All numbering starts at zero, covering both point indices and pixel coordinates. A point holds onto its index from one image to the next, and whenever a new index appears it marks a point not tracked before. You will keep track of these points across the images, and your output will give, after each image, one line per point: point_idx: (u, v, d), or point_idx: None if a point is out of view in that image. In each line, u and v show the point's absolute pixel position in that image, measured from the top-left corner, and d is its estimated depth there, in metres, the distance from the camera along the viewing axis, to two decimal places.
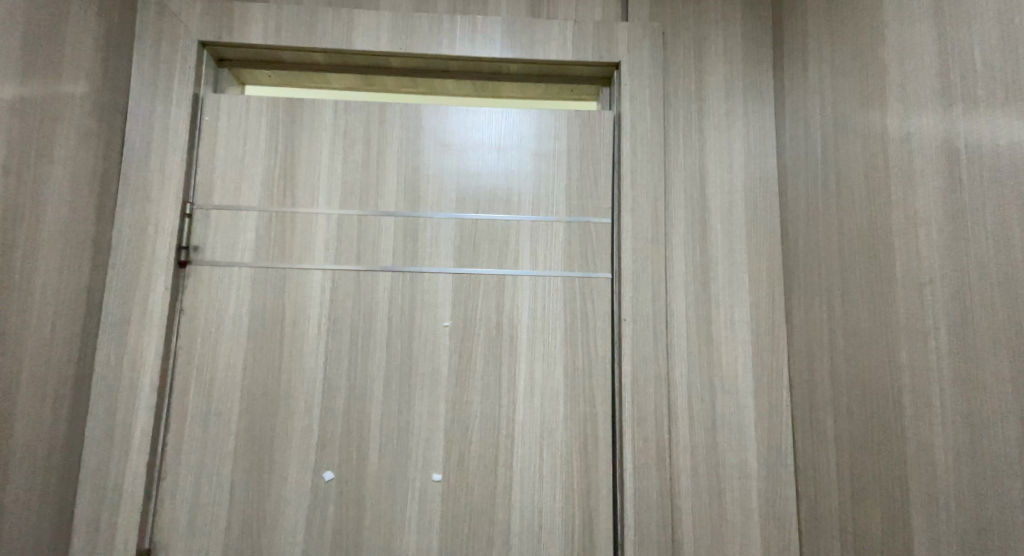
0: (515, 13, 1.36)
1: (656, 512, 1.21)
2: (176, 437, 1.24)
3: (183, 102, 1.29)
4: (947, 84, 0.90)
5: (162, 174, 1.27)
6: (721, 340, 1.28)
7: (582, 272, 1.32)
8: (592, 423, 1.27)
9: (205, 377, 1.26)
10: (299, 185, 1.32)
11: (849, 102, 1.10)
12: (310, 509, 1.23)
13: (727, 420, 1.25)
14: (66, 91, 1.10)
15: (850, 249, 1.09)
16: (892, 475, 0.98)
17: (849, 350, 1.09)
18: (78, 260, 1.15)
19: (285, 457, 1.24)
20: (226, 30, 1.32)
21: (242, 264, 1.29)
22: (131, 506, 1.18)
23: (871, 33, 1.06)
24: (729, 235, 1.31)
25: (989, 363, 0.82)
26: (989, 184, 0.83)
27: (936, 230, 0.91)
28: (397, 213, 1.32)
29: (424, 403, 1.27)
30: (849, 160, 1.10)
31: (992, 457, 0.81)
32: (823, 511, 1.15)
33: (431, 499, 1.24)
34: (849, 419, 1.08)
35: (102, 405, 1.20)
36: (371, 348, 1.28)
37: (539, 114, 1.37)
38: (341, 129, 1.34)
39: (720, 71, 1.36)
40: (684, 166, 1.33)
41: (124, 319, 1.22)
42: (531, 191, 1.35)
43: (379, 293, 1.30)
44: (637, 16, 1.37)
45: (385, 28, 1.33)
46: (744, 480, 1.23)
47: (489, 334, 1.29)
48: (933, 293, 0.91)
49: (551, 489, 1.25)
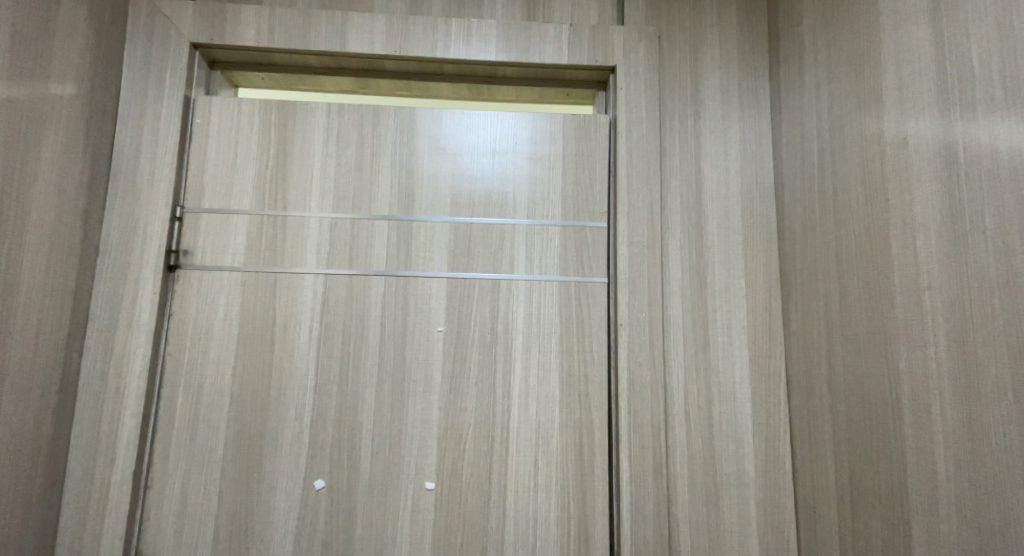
0: (510, 16, 1.35)
1: (652, 521, 1.19)
2: (163, 444, 1.22)
3: (175, 104, 1.28)
4: (945, 87, 0.89)
5: (152, 176, 1.25)
6: (719, 347, 1.26)
7: (577, 276, 1.31)
8: (588, 430, 1.25)
9: (194, 383, 1.24)
10: (292, 189, 1.30)
11: (846, 106, 1.10)
12: (301, 517, 1.20)
13: (725, 427, 1.24)
14: (54, 92, 1.09)
15: (849, 253, 1.08)
16: (892, 483, 0.97)
17: (848, 355, 1.07)
18: (64, 263, 1.13)
19: (275, 464, 1.22)
20: (218, 32, 1.30)
21: (232, 268, 1.28)
22: (117, 515, 1.15)
23: (868, 37, 1.05)
24: (727, 240, 1.29)
25: (990, 371, 0.80)
26: (989, 189, 0.82)
27: (934, 234, 0.89)
28: (391, 217, 1.31)
29: (418, 409, 1.24)
30: (847, 164, 1.09)
31: (994, 465, 0.79)
32: (822, 520, 1.13)
33: (424, 508, 1.21)
34: (848, 426, 1.07)
35: (88, 411, 1.17)
36: (363, 354, 1.26)
37: (535, 117, 1.36)
38: (334, 132, 1.32)
39: (717, 74, 1.35)
40: (680, 170, 1.31)
41: (112, 323, 1.20)
42: (526, 195, 1.33)
43: (372, 298, 1.28)
44: (633, 20, 1.37)
45: (380, 32, 1.32)
46: (743, 488, 1.21)
47: (484, 339, 1.27)
48: (932, 299, 0.89)
49: (545, 497, 1.23)
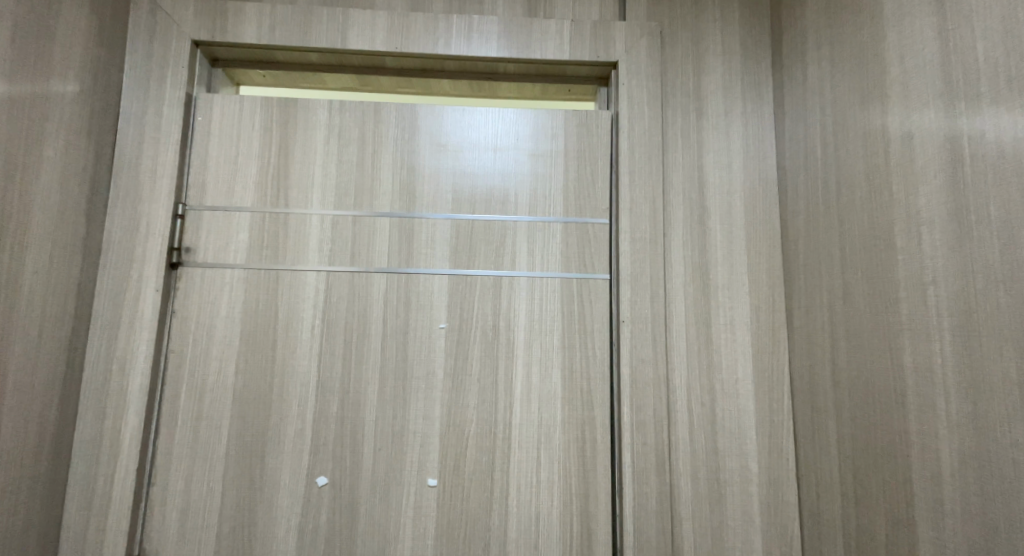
0: (512, 12, 1.35)
1: (655, 517, 1.18)
2: (166, 442, 1.22)
3: (176, 102, 1.28)
4: (949, 80, 0.89)
5: (154, 174, 1.25)
6: (721, 342, 1.26)
7: (580, 272, 1.30)
8: (591, 427, 1.25)
9: (196, 380, 1.24)
10: (293, 186, 1.30)
11: (849, 100, 1.09)
12: (303, 514, 1.20)
13: (728, 424, 1.23)
14: (55, 90, 1.09)
15: (852, 249, 1.07)
16: (898, 479, 0.96)
17: (852, 350, 1.06)
18: (67, 261, 1.13)
19: (278, 462, 1.22)
20: (219, 29, 1.30)
21: (234, 265, 1.28)
22: (121, 512, 1.15)
23: (872, 30, 1.04)
24: (729, 237, 1.29)
25: (997, 365, 0.79)
26: (994, 182, 0.81)
27: (939, 228, 0.89)
28: (393, 214, 1.31)
29: (420, 406, 1.24)
30: (850, 159, 1.08)
31: (999, 460, 0.79)
32: (825, 516, 1.13)
33: (427, 505, 1.21)
34: (852, 421, 1.06)
35: (91, 409, 1.17)
36: (365, 351, 1.26)
37: (537, 113, 1.35)
38: (336, 129, 1.32)
39: (719, 70, 1.34)
40: (682, 166, 1.31)
41: (114, 321, 1.20)
42: (527, 190, 1.33)
43: (374, 295, 1.28)
44: (635, 15, 1.36)
45: (381, 28, 1.32)
46: (746, 485, 1.21)
47: (486, 336, 1.27)
48: (936, 293, 0.89)
49: (548, 494, 1.23)
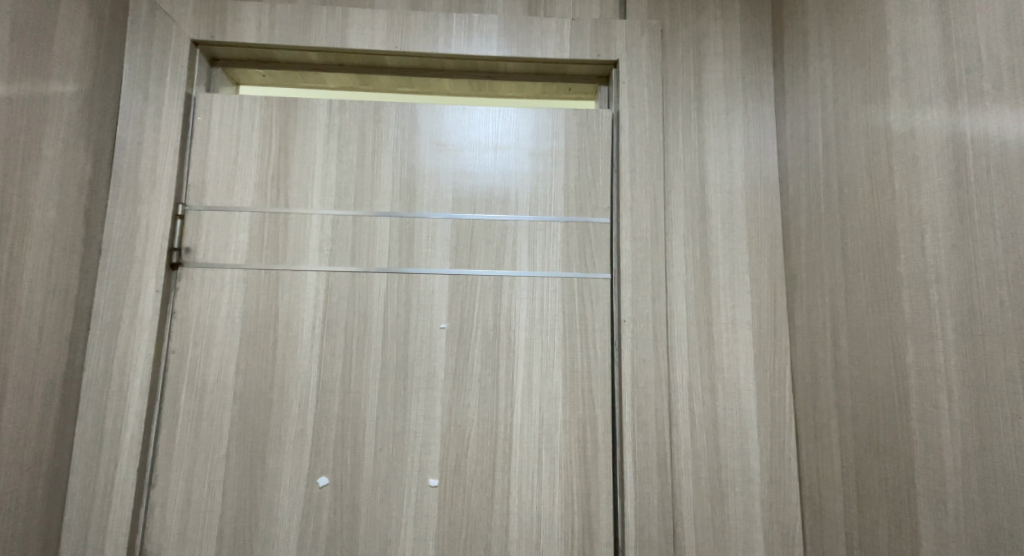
0: (512, 10, 1.35)
1: (656, 517, 1.18)
2: (167, 442, 1.22)
3: (176, 102, 1.27)
4: (952, 78, 0.88)
5: (153, 174, 1.25)
6: (722, 341, 1.25)
7: (580, 271, 1.30)
8: (592, 426, 1.25)
9: (197, 381, 1.23)
10: (293, 186, 1.30)
11: (851, 98, 1.09)
12: (304, 515, 1.20)
13: (729, 423, 1.23)
14: (54, 90, 1.08)
15: (854, 247, 1.07)
16: (900, 478, 0.95)
17: (854, 349, 1.06)
18: (67, 262, 1.13)
19: (278, 462, 1.21)
20: (218, 29, 1.30)
21: (234, 265, 1.27)
22: (122, 513, 1.15)
23: (874, 27, 1.04)
24: (731, 235, 1.28)
25: (1000, 365, 0.79)
26: (997, 180, 0.81)
27: (941, 226, 0.88)
28: (393, 214, 1.30)
29: (420, 407, 1.24)
30: (852, 157, 1.08)
31: (1002, 460, 0.78)
32: (827, 515, 1.13)
33: (428, 505, 1.21)
34: (855, 420, 1.06)
35: (91, 410, 1.17)
36: (366, 351, 1.26)
37: (537, 112, 1.35)
38: (336, 129, 1.32)
39: (720, 68, 1.34)
40: (683, 164, 1.31)
41: (114, 321, 1.20)
42: (528, 190, 1.33)
43: (374, 295, 1.27)
44: (636, 13, 1.35)
45: (381, 27, 1.31)
46: (747, 484, 1.21)
47: (487, 336, 1.27)
48: (939, 292, 0.88)
49: (549, 494, 1.22)
